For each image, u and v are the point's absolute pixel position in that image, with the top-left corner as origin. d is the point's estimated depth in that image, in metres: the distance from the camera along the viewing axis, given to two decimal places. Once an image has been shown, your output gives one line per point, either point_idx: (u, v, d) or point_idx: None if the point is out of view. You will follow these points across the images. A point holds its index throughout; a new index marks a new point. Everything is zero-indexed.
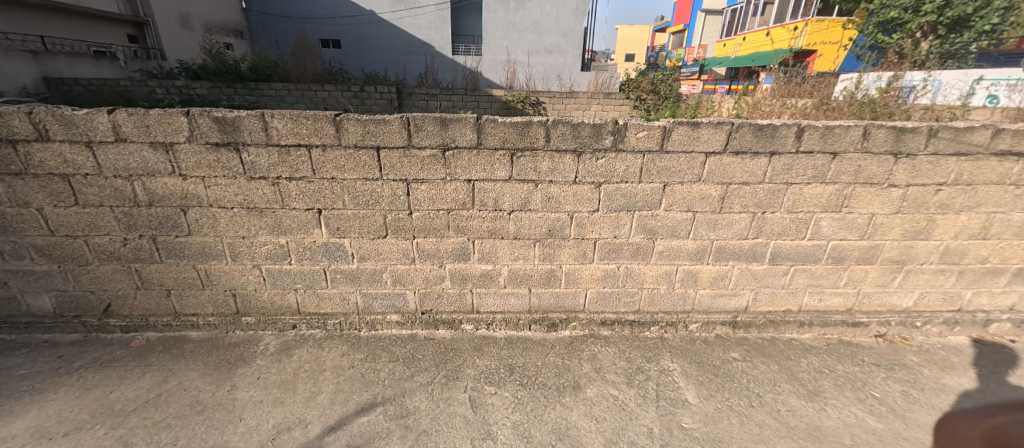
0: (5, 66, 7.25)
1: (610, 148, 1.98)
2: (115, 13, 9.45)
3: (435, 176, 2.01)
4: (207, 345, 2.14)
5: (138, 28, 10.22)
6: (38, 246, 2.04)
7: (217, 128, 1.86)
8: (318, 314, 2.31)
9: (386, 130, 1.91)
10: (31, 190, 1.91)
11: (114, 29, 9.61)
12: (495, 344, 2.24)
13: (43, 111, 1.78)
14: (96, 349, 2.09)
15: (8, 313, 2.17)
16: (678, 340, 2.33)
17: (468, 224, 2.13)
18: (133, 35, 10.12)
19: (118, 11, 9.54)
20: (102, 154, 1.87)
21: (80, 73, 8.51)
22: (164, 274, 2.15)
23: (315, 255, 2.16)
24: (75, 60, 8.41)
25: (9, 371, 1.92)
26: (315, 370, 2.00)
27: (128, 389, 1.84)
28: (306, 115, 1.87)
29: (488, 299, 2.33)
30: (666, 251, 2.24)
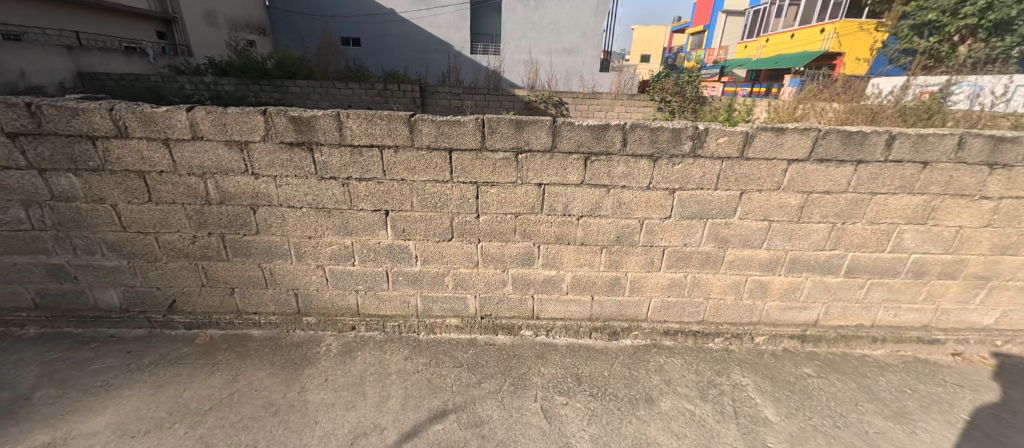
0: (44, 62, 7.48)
1: (688, 154, 1.91)
2: (145, 9, 9.64)
3: (505, 179, 1.96)
4: (271, 344, 2.14)
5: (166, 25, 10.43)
6: (109, 242, 2.05)
7: (292, 128, 1.85)
8: (376, 315, 2.28)
9: (460, 131, 1.87)
10: (107, 187, 1.92)
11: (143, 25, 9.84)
12: (558, 352, 2.19)
13: (124, 108, 1.78)
14: (162, 345, 2.10)
15: (75, 306, 2.20)
16: (744, 353, 2.25)
17: (535, 229, 2.07)
18: (162, 31, 10.34)
19: (148, 7, 9.75)
20: (178, 152, 1.87)
21: (112, 68, 8.74)
22: (229, 272, 2.14)
23: (379, 257, 2.14)
24: (108, 56, 8.64)
25: (82, 366, 1.93)
26: (381, 374, 1.98)
27: (201, 388, 1.84)
28: (380, 115, 1.84)
29: (549, 306, 2.28)
30: (737, 261, 2.15)
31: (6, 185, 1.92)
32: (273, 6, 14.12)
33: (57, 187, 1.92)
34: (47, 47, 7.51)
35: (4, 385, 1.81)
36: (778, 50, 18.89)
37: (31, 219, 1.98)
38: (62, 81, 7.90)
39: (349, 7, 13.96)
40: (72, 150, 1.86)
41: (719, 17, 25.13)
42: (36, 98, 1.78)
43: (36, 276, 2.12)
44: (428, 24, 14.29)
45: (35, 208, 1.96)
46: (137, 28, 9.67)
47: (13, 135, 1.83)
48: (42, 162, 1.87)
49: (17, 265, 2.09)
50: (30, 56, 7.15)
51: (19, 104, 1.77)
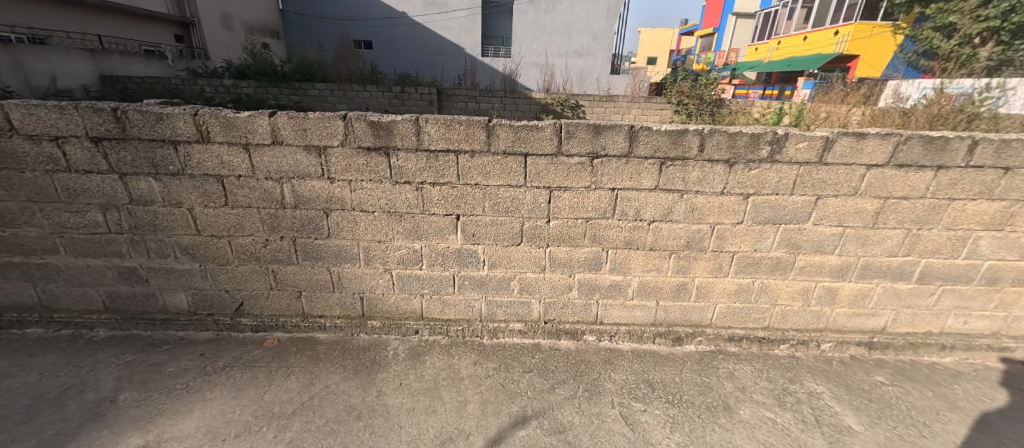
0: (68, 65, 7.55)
1: (766, 159, 1.89)
2: (164, 13, 9.82)
3: (579, 184, 1.95)
4: (338, 348, 2.15)
5: (183, 28, 10.56)
6: (183, 245, 2.06)
7: (371, 133, 1.86)
8: (440, 319, 2.29)
9: (538, 136, 1.86)
10: (185, 190, 1.94)
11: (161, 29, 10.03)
12: (624, 358, 2.18)
13: (208, 113, 1.80)
14: (233, 348, 2.11)
15: (145, 309, 2.22)
16: (812, 360, 2.22)
17: (605, 233, 2.06)
18: (179, 34, 10.49)
19: (166, 11, 9.89)
20: (257, 157, 1.89)
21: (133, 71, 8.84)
22: (298, 276, 2.16)
23: (447, 261, 2.14)
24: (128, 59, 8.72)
25: (160, 368, 1.95)
26: (454, 378, 1.98)
27: (280, 391, 1.85)
28: (459, 120, 1.84)
29: (613, 311, 2.27)
30: (807, 267, 2.13)
31: (87, 189, 1.94)
32: (286, 10, 14.26)
33: (136, 191, 1.94)
34: (71, 50, 7.60)
35: (87, 387, 1.82)
36: (791, 53, 18.73)
37: (108, 222, 2.01)
38: (86, 83, 7.98)
39: (362, 11, 14.08)
40: (153, 154, 1.87)
41: (729, 20, 25.01)
42: (122, 103, 1.80)
43: (108, 279, 2.14)
44: (440, 27, 14.40)
45: (113, 212, 1.98)
46: (155, 31, 9.80)
47: (96, 140, 1.85)
48: (123, 166, 1.89)
49: (91, 267, 2.11)
50: (54, 58, 7.21)
51: (106, 108, 1.79)
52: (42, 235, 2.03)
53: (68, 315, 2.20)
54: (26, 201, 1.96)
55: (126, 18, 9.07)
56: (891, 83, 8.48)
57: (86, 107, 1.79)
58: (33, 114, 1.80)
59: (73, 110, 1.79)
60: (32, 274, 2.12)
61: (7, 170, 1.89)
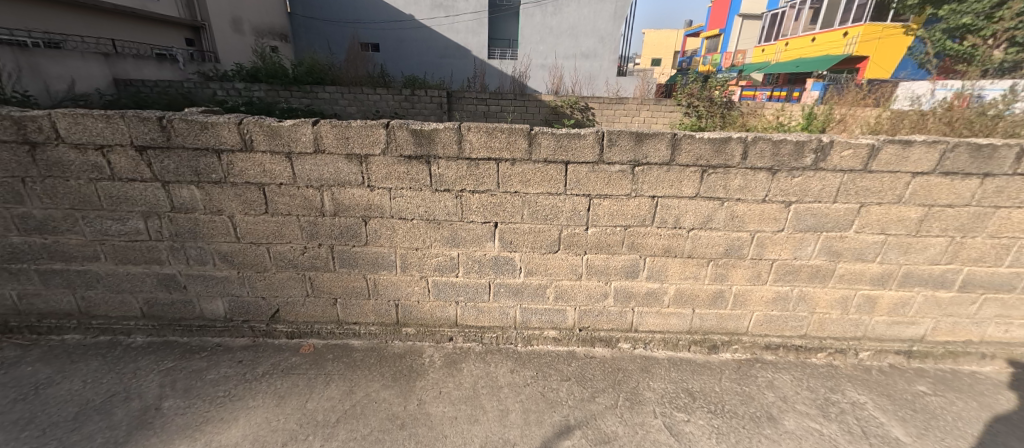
0: (83, 68, 7.61)
1: (810, 167, 1.87)
2: (175, 17, 9.93)
3: (619, 191, 1.95)
4: (374, 355, 2.15)
5: (194, 32, 10.67)
6: (223, 252, 2.08)
7: (413, 141, 1.87)
8: (475, 326, 2.28)
9: (580, 144, 1.86)
10: (227, 198, 1.96)
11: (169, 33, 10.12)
12: (661, 366, 2.15)
13: (253, 122, 1.82)
14: (271, 355, 2.12)
15: (182, 315, 2.23)
16: (851, 368, 2.20)
17: (643, 241, 2.05)
18: (189, 38, 10.59)
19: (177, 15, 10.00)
20: (299, 165, 1.91)
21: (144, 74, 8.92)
22: (334, 283, 2.16)
23: (483, 268, 2.14)
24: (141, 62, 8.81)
25: (201, 375, 1.95)
26: (493, 387, 1.97)
27: (322, 398, 1.85)
28: (501, 128, 1.85)
29: (649, 318, 2.25)
30: (847, 275, 2.11)
31: (129, 196, 1.95)
32: (294, 13, 14.37)
33: (178, 199, 1.96)
34: (86, 54, 7.67)
35: (131, 395, 1.83)
36: (798, 54, 18.56)
37: (148, 230, 2.02)
38: (99, 87, 8.04)
39: (370, 14, 14.16)
40: (197, 163, 1.89)
41: (734, 21, 24.91)
42: (167, 113, 1.82)
43: (147, 286, 2.15)
44: (447, 30, 14.45)
45: (154, 219, 2.00)
46: (166, 35, 9.91)
47: (141, 148, 1.86)
48: (167, 174, 1.91)
49: (130, 274, 2.12)
50: (69, 62, 7.27)
51: (152, 118, 1.81)
52: (83, 243, 2.05)
53: (106, 322, 2.21)
54: (68, 209, 1.97)
55: (138, 22, 9.20)
56: (906, 85, 8.42)
57: (133, 117, 1.81)
58: (79, 123, 1.82)
59: (119, 119, 1.81)
60: (73, 280, 2.14)
61: (52, 178, 1.91)
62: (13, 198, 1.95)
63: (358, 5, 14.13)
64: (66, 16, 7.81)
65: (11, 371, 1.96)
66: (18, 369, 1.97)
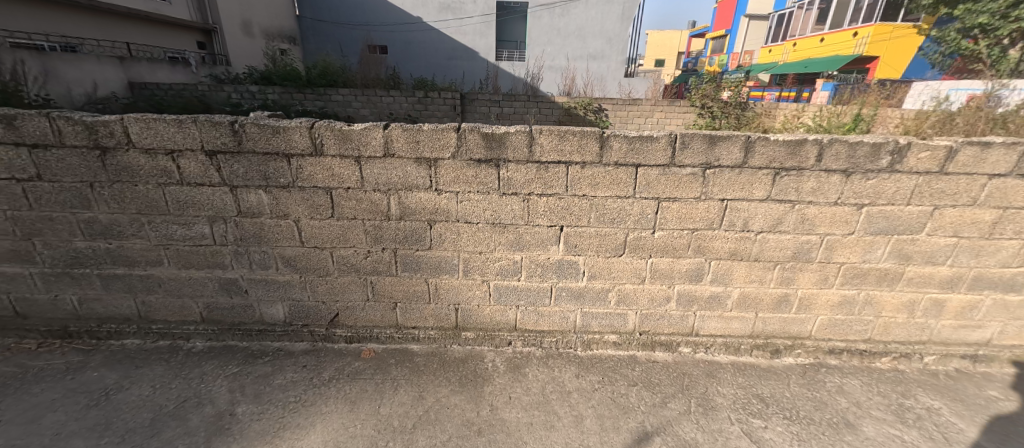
0: (99, 72, 7.65)
1: (886, 169, 1.85)
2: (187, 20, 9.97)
3: (688, 195, 1.92)
4: (436, 360, 2.14)
5: (206, 35, 10.71)
6: (287, 257, 2.08)
7: (483, 145, 1.85)
8: (534, 331, 2.27)
9: (653, 147, 1.83)
10: (294, 202, 1.96)
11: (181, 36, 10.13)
12: (726, 371, 2.13)
13: (325, 126, 1.82)
14: (333, 359, 2.11)
15: (242, 320, 2.22)
16: (917, 373, 2.17)
17: (710, 244, 2.02)
18: (201, 41, 10.64)
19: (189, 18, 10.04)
20: (367, 169, 1.89)
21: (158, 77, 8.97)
22: (395, 287, 2.15)
23: (546, 272, 2.12)
24: (155, 65, 8.86)
25: (269, 380, 1.95)
26: (562, 392, 1.95)
27: (393, 404, 1.84)
28: (573, 131, 1.82)
29: (710, 322, 2.22)
30: (916, 278, 2.09)
31: (197, 201, 1.95)
32: (302, 15, 14.42)
33: (245, 203, 1.96)
34: (101, 57, 7.72)
35: (203, 400, 1.82)
36: (806, 55, 18.47)
37: (214, 234, 2.02)
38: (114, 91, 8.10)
39: (379, 16, 14.19)
40: (266, 167, 1.89)
41: (740, 21, 24.79)
42: (240, 117, 1.82)
43: (209, 290, 2.14)
44: (456, 32, 14.46)
45: (219, 224, 1.99)
46: (178, 38, 9.96)
47: (211, 153, 1.86)
48: (235, 179, 1.91)
49: (192, 279, 2.12)
50: (85, 66, 7.33)
51: (224, 122, 1.81)
52: (147, 247, 2.04)
53: (166, 326, 2.21)
54: (135, 213, 1.97)
55: (151, 26, 9.24)
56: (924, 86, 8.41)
57: (204, 121, 1.80)
58: (151, 128, 1.81)
59: (191, 124, 1.81)
60: (134, 285, 2.13)
61: (120, 182, 1.91)
62: (80, 203, 1.94)
63: (367, 8, 14.18)
64: (82, 20, 7.87)
65: (79, 376, 1.95)
66: (84, 374, 1.96)
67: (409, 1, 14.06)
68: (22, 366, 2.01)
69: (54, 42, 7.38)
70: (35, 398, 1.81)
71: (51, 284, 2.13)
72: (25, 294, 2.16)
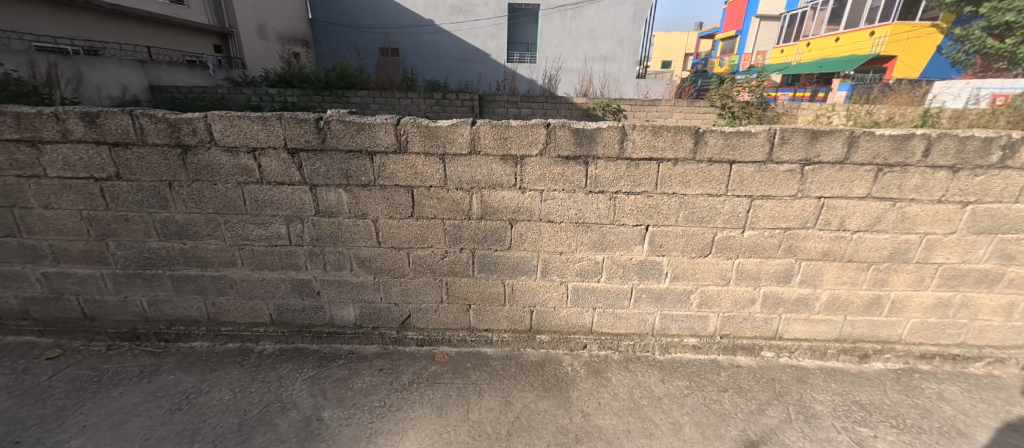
0: (122, 75, 7.68)
1: (995, 165, 1.77)
2: (205, 24, 10.02)
3: (785, 192, 1.84)
4: (513, 364, 2.07)
5: (223, 38, 10.77)
6: (361, 257, 2.02)
7: (573, 141, 1.79)
8: (610, 333, 2.19)
9: (751, 143, 1.75)
10: (373, 202, 1.91)
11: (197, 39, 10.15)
12: (816, 376, 2.05)
13: (411, 123, 1.77)
14: (408, 363, 2.06)
15: (311, 322, 2.18)
16: (1017, 379, 2.06)
17: (803, 244, 1.94)
18: (217, 44, 10.70)
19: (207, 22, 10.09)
20: (451, 167, 1.84)
21: (178, 80, 9.01)
22: (470, 288, 2.09)
23: (627, 273, 2.04)
24: (174, 69, 8.90)
25: (349, 384, 1.90)
26: (652, 398, 1.87)
27: (481, 409, 1.78)
28: (668, 126, 1.75)
29: (795, 326, 2.14)
30: (1018, 279, 1.99)
31: (276, 200, 1.91)
32: (315, 19, 14.49)
33: (324, 202, 1.92)
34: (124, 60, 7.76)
35: (287, 405, 1.78)
36: (820, 55, 18.27)
37: (290, 234, 1.98)
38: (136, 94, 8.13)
39: (390, 19, 14.24)
40: (348, 165, 1.85)
41: (751, 21, 24.57)
42: (324, 114, 1.78)
43: (281, 292, 2.11)
44: (467, 34, 14.47)
45: (296, 223, 1.95)
46: (196, 41, 10.01)
47: (293, 151, 1.82)
48: (316, 177, 1.87)
49: (265, 280, 2.08)
50: (109, 69, 7.38)
51: (310, 119, 1.76)
52: (222, 248, 2.00)
53: (235, 328, 2.17)
54: (212, 213, 1.93)
55: (170, 29, 9.29)
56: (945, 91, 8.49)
57: (289, 119, 1.76)
58: (235, 126, 1.77)
59: (275, 122, 1.77)
60: (206, 287, 2.09)
61: (199, 182, 1.87)
62: (157, 203, 1.91)
63: (380, 11, 14.24)
64: (106, 23, 7.93)
65: (155, 380, 1.90)
66: (160, 378, 1.92)
67: (421, 4, 14.09)
68: (96, 369, 1.96)
69: (79, 45, 7.43)
70: (116, 402, 1.77)
71: (122, 286, 2.09)
72: (95, 296, 2.12)
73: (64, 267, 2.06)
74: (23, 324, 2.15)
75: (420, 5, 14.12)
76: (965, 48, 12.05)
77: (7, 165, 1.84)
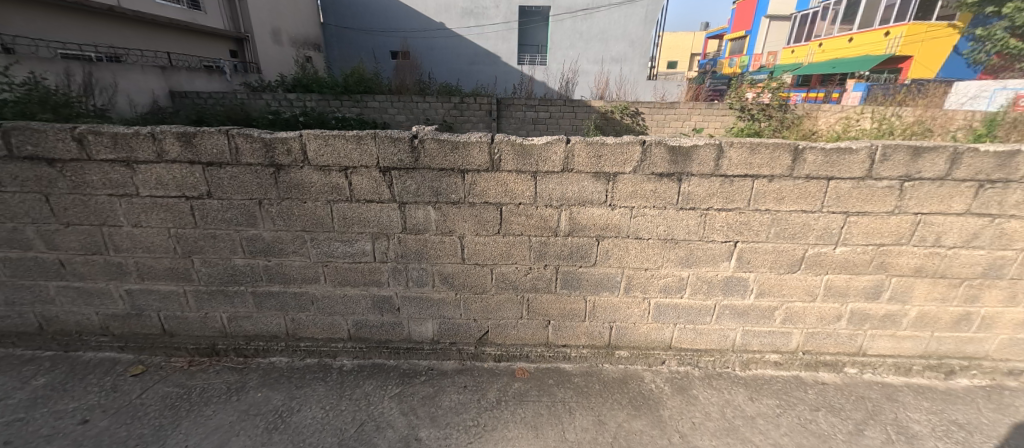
0: (144, 82, 7.67)
1: None
2: (222, 29, 10.06)
3: (881, 208, 1.82)
4: (594, 380, 2.06)
5: (238, 43, 10.82)
6: (445, 274, 2.02)
7: (668, 159, 1.77)
8: (690, 349, 2.17)
9: (850, 159, 1.74)
10: (461, 218, 1.90)
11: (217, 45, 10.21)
12: (905, 394, 2.01)
13: (506, 141, 1.76)
14: (490, 380, 2.05)
15: (388, 337, 2.18)
16: None
17: (895, 260, 1.92)
18: (233, 50, 10.74)
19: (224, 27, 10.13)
20: (542, 184, 1.83)
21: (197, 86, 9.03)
22: (551, 305, 2.09)
23: (712, 290, 2.02)
24: (193, 74, 8.92)
25: (437, 402, 1.90)
26: (746, 417, 1.84)
27: (577, 429, 1.76)
28: (767, 143, 1.72)
29: (880, 342, 2.11)
30: None
31: (363, 218, 1.91)
32: (326, 23, 14.55)
33: (412, 220, 1.91)
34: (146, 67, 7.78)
35: (382, 423, 1.77)
36: (833, 55, 18.13)
37: (375, 251, 1.98)
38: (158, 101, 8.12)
39: (401, 23, 14.29)
40: (439, 183, 1.84)
41: (760, 22, 24.39)
42: (419, 132, 1.78)
43: (361, 308, 2.11)
44: (478, 38, 14.49)
45: (382, 241, 1.96)
46: (214, 47, 10.06)
47: (385, 170, 1.82)
48: (406, 195, 1.86)
49: (347, 296, 2.09)
50: (132, 76, 7.38)
51: (405, 138, 1.77)
52: (306, 265, 2.01)
53: (313, 344, 2.17)
54: (299, 231, 1.94)
55: (189, 35, 9.32)
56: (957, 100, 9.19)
57: (384, 137, 1.77)
58: (329, 145, 1.78)
59: (370, 141, 1.77)
60: (287, 303, 2.10)
61: (289, 200, 1.88)
62: (246, 220, 1.92)
63: (391, 14, 14.28)
64: (128, 30, 7.97)
65: (244, 397, 1.91)
66: (248, 395, 1.92)
67: (432, 7, 14.12)
68: (183, 386, 1.97)
69: (102, 52, 7.42)
70: (212, 421, 1.77)
71: (203, 302, 2.10)
72: (176, 313, 2.13)
73: (148, 284, 2.07)
74: (103, 340, 2.16)
75: (431, 8, 14.13)
76: (985, 48, 11.91)
77: (99, 185, 1.85)
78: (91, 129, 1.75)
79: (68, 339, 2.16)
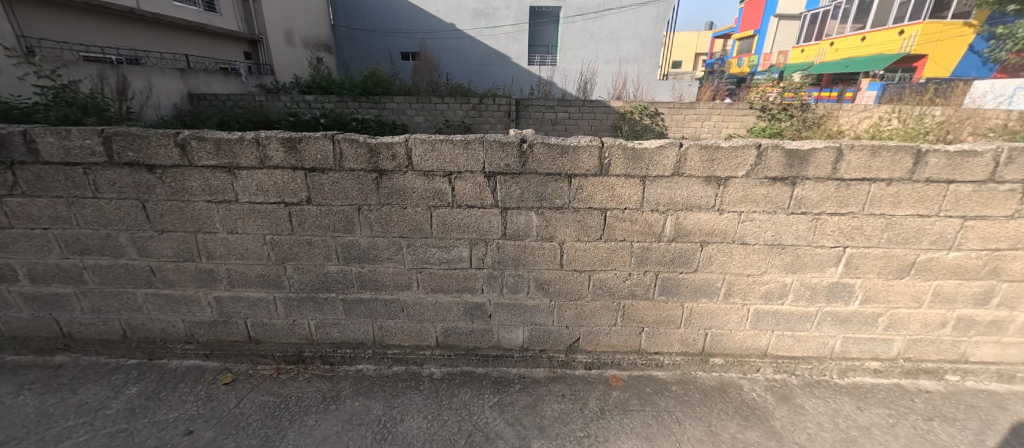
0: (164, 84, 7.60)
1: None
2: (239, 31, 10.05)
3: (1001, 212, 1.76)
4: (692, 388, 2.01)
5: (253, 45, 10.80)
6: (541, 280, 1.98)
7: (784, 162, 1.72)
8: (786, 356, 2.13)
9: (974, 162, 1.69)
10: (564, 224, 1.86)
11: (235, 47, 10.21)
12: (1015, 402, 1.96)
13: (617, 144, 1.71)
14: (586, 388, 2.00)
15: (477, 345, 2.14)
16: None
17: (1009, 266, 1.87)
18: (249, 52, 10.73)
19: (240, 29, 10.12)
20: (650, 189, 1.79)
21: (215, 88, 8.99)
22: (647, 312, 2.05)
23: (816, 296, 1.97)
24: (211, 77, 8.88)
25: (541, 412, 1.86)
26: (861, 427, 1.80)
27: (691, 440, 1.72)
28: (888, 146, 1.68)
29: (982, 348, 2.07)
30: None
31: (463, 223, 1.87)
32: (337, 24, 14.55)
33: (513, 225, 1.87)
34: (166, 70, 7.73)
35: (490, 435, 1.73)
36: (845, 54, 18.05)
37: (472, 257, 1.94)
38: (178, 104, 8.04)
39: (412, 24, 14.28)
40: (545, 188, 1.80)
41: (768, 21, 24.27)
42: (528, 136, 1.74)
43: (452, 315, 2.08)
44: (489, 39, 14.46)
45: (480, 247, 1.92)
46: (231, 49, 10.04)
47: (491, 174, 1.78)
48: (510, 200, 1.82)
49: (438, 303, 2.05)
50: (154, 78, 7.32)
51: (514, 142, 1.72)
52: (400, 271, 1.98)
53: (401, 352, 2.13)
54: (396, 237, 1.90)
55: (207, 37, 9.30)
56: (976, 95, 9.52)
57: (492, 142, 1.72)
58: (435, 149, 1.74)
59: (477, 146, 1.73)
60: (377, 310, 2.07)
61: (389, 205, 1.84)
62: (343, 227, 1.88)
63: (401, 16, 14.26)
64: (148, 32, 7.94)
65: (343, 407, 1.87)
66: (346, 404, 1.89)
67: (444, 8, 14.11)
68: (277, 395, 1.94)
69: (123, 54, 7.43)
70: (317, 431, 1.74)
71: (292, 310, 2.07)
72: (264, 320, 2.10)
73: (237, 291, 2.04)
74: (189, 348, 2.14)
75: (443, 9, 14.12)
76: (1004, 46, 11.84)
77: (199, 191, 1.82)
78: (194, 135, 1.72)
79: (153, 346, 2.14)
